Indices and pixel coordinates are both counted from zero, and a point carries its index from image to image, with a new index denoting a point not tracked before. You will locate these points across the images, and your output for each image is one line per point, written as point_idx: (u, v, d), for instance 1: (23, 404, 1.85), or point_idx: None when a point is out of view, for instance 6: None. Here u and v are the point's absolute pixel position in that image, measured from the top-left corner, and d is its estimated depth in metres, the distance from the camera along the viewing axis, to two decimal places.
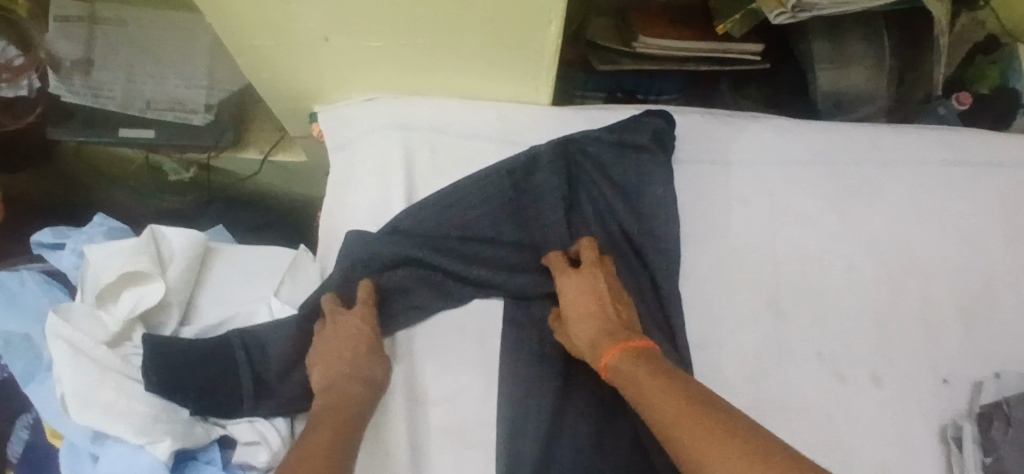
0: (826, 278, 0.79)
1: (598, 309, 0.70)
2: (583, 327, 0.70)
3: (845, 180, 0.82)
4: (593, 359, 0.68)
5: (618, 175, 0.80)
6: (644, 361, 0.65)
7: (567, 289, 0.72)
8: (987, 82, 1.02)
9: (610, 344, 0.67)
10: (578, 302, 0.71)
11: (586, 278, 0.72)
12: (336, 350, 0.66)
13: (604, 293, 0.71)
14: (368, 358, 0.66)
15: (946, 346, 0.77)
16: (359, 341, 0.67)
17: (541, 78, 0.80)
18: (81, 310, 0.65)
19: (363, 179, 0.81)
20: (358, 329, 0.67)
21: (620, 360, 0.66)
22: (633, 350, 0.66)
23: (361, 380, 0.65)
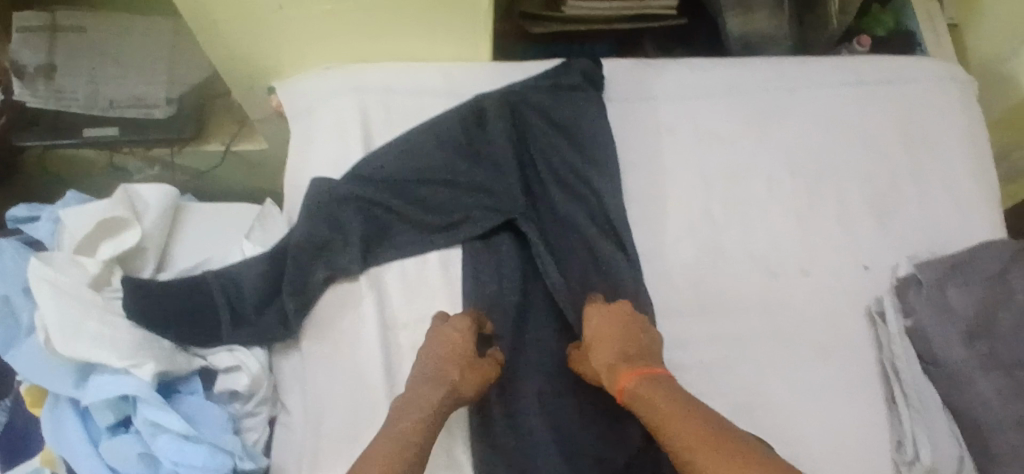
0: (753, 189, 0.86)
1: (621, 336, 0.72)
2: (605, 352, 0.72)
3: (761, 102, 0.90)
4: (612, 383, 0.71)
5: (559, 114, 0.87)
6: (661, 390, 0.68)
7: (592, 318, 0.75)
8: (883, 27, 1.16)
9: (626, 369, 0.70)
10: (602, 329, 0.73)
11: (613, 310, 0.74)
12: (429, 359, 0.70)
13: (633, 323, 0.73)
14: (453, 369, 0.69)
15: (867, 238, 0.85)
16: (455, 354, 0.70)
17: (479, 35, 0.89)
18: (61, 257, 0.69)
19: (321, 137, 0.87)
20: (460, 344, 0.71)
21: (638, 384, 0.69)
22: (653, 377, 0.69)
23: (441, 388, 0.68)
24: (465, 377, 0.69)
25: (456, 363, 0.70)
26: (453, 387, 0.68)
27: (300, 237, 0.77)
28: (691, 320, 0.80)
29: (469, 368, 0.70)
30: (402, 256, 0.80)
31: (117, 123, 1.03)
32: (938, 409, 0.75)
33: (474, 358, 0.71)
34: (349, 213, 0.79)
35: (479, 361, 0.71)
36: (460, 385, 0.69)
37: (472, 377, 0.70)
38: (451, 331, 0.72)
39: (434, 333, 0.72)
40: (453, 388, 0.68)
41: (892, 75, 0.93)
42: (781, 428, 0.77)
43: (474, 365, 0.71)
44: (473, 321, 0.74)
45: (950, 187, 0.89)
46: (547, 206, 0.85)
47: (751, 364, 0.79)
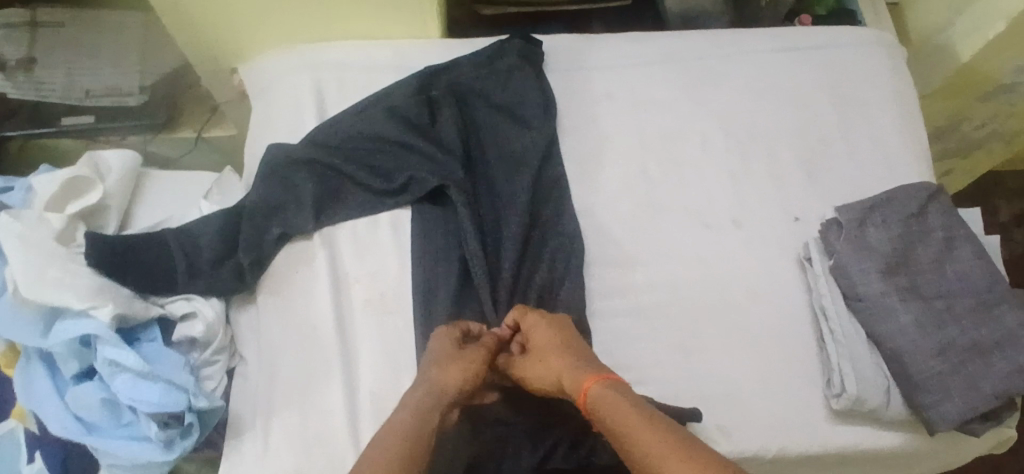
0: (687, 149, 0.93)
1: (563, 346, 0.74)
2: (558, 359, 0.72)
3: (694, 71, 0.97)
4: (573, 388, 0.70)
5: (500, 88, 0.93)
6: (621, 390, 0.67)
7: (534, 328, 0.76)
8: (824, 7, 1.20)
9: (584, 376, 0.69)
10: (547, 338, 0.75)
11: (555, 320, 0.77)
12: (424, 363, 0.73)
13: (570, 337, 0.75)
14: (444, 372, 0.71)
15: (796, 192, 0.91)
16: (438, 354, 0.73)
17: (427, 13, 0.95)
18: (29, 215, 0.73)
19: (279, 111, 0.91)
20: (445, 345, 0.74)
21: (600, 388, 0.68)
22: (611, 380, 0.69)
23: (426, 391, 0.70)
24: (446, 371, 0.71)
25: (438, 362, 0.72)
26: (436, 386, 0.70)
27: (256, 198, 0.81)
28: (627, 267, 0.86)
29: (450, 362, 0.71)
30: (353, 215, 0.84)
31: (94, 111, 1.10)
32: (863, 344, 0.78)
33: (455, 352, 0.73)
34: (303, 177, 0.84)
35: (464, 353, 0.73)
36: (440, 380, 0.70)
37: (453, 369, 0.71)
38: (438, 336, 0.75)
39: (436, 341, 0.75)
40: (435, 388, 0.70)
41: (818, 42, 1.00)
42: (712, 365, 0.82)
43: (456, 358, 0.72)
44: (456, 328, 0.76)
45: (875, 142, 0.94)
46: (492, 171, 0.89)
47: (686, 308, 0.84)
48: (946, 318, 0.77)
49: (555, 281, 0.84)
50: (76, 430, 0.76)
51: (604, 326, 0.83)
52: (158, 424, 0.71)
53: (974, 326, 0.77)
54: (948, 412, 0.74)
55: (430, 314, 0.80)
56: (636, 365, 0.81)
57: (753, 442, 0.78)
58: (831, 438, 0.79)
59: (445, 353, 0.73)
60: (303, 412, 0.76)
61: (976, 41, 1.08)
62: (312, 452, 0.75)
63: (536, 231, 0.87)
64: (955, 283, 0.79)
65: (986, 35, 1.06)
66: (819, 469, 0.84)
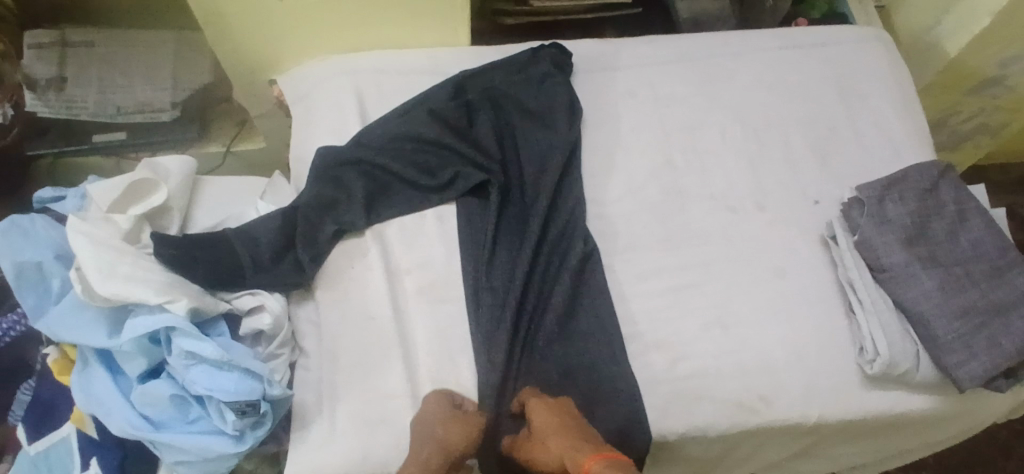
0: (706, 140, 0.98)
1: (562, 426, 0.73)
2: (561, 440, 0.71)
3: (707, 69, 1.03)
4: (574, 467, 0.67)
5: (528, 91, 0.96)
6: (622, 466, 0.65)
7: (536, 411, 0.75)
8: (818, 10, 1.29)
9: (587, 454, 0.67)
10: (549, 422, 0.73)
11: (559, 406, 0.76)
12: (421, 423, 0.74)
13: (570, 418, 0.74)
14: (448, 427, 0.72)
15: (813, 176, 0.97)
16: (436, 415, 0.74)
17: (458, 22, 1.00)
18: (95, 216, 0.76)
19: (322, 116, 0.95)
20: (441, 407, 0.75)
21: (600, 464, 0.65)
22: (611, 457, 0.66)
23: (432, 447, 0.70)
24: (446, 430, 0.72)
25: (439, 419, 0.73)
26: (438, 443, 0.71)
27: (309, 198, 0.85)
28: (660, 250, 0.90)
29: (452, 421, 0.73)
30: (401, 210, 0.87)
31: (125, 128, 1.12)
32: (889, 310, 0.84)
33: (450, 413, 0.74)
34: (353, 175, 0.87)
35: (461, 414, 0.74)
36: (443, 436, 0.71)
37: (453, 428, 0.72)
38: (430, 402, 0.76)
39: (432, 398, 0.76)
40: (439, 442, 0.71)
41: (822, 39, 1.08)
42: (750, 339, 0.85)
43: (454, 419, 0.74)
44: (447, 391, 0.77)
45: (879, 129, 1.01)
46: (524, 166, 0.92)
47: (721, 287, 0.88)
48: (965, 282, 0.83)
49: (595, 263, 0.87)
50: (143, 427, 0.76)
51: (646, 305, 0.87)
52: (235, 413, 0.71)
53: (990, 289, 0.83)
54: (976, 370, 0.80)
55: (479, 298, 0.83)
56: (681, 341, 0.85)
57: (794, 408, 0.83)
58: (864, 403, 0.84)
59: (447, 413, 0.74)
60: (365, 398, 0.78)
61: (962, 37, 1.17)
62: (377, 434, 0.77)
63: (576, 220, 0.89)
64: (967, 251, 0.86)
65: (971, 30, 1.15)
66: (851, 434, 0.89)
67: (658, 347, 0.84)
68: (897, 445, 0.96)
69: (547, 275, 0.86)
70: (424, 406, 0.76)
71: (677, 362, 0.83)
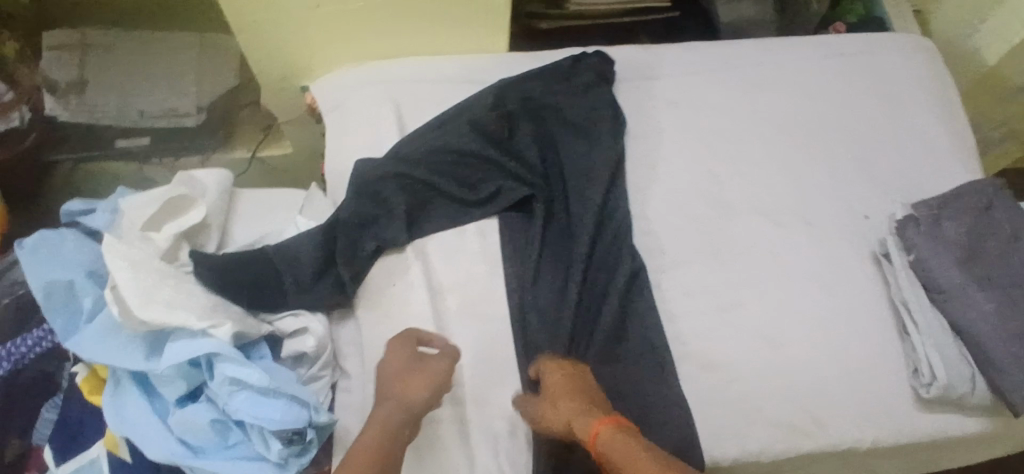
0: (747, 152, 0.95)
1: (573, 387, 0.74)
2: (569, 403, 0.73)
3: (749, 77, 1.00)
4: (582, 432, 0.71)
5: (568, 102, 0.92)
6: (631, 434, 0.70)
7: (548, 370, 0.76)
8: (854, 13, 1.25)
9: (597, 421, 0.71)
10: (559, 383, 0.75)
11: (567, 365, 0.77)
12: (387, 380, 0.72)
13: (579, 377, 0.76)
14: (408, 382, 0.71)
15: (860, 190, 0.94)
16: (396, 368, 0.73)
17: (498, 30, 0.97)
18: (132, 235, 0.73)
19: (358, 125, 0.92)
20: (403, 357, 0.74)
21: (611, 431, 0.70)
22: (619, 423, 0.71)
23: (392, 401, 0.70)
24: (406, 384, 0.71)
25: (401, 375, 0.72)
26: (399, 398, 0.70)
27: (350, 211, 0.82)
28: (705, 266, 0.87)
29: (412, 376, 0.72)
30: (442, 225, 0.85)
31: (148, 133, 1.09)
32: (944, 332, 0.82)
33: (413, 363, 0.73)
34: (393, 189, 0.84)
35: (422, 364, 0.73)
36: (405, 392, 0.71)
37: (413, 381, 0.71)
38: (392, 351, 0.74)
39: (393, 346, 0.75)
40: (401, 397, 0.70)
41: (866, 47, 1.04)
42: (802, 360, 0.83)
43: (416, 369, 0.72)
44: (407, 338, 0.75)
45: (928, 139, 0.98)
46: (568, 178, 0.88)
47: (770, 306, 0.86)
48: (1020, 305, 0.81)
49: (643, 282, 0.85)
50: (182, 454, 0.73)
51: (693, 325, 0.84)
52: (282, 441, 0.69)
53: None
54: None
55: (527, 322, 0.81)
56: (729, 364, 0.82)
57: (848, 432, 0.81)
58: (918, 426, 0.82)
59: (406, 367, 0.72)
60: None
61: (1005, 46, 1.14)
62: (422, 460, 0.75)
63: (624, 237, 0.86)
64: None
65: (1013, 39, 1.12)
66: (902, 456, 0.87)
67: (705, 368, 0.82)
68: (944, 464, 0.94)
69: (594, 295, 0.84)
70: (385, 358, 0.74)
71: (727, 384, 0.81)
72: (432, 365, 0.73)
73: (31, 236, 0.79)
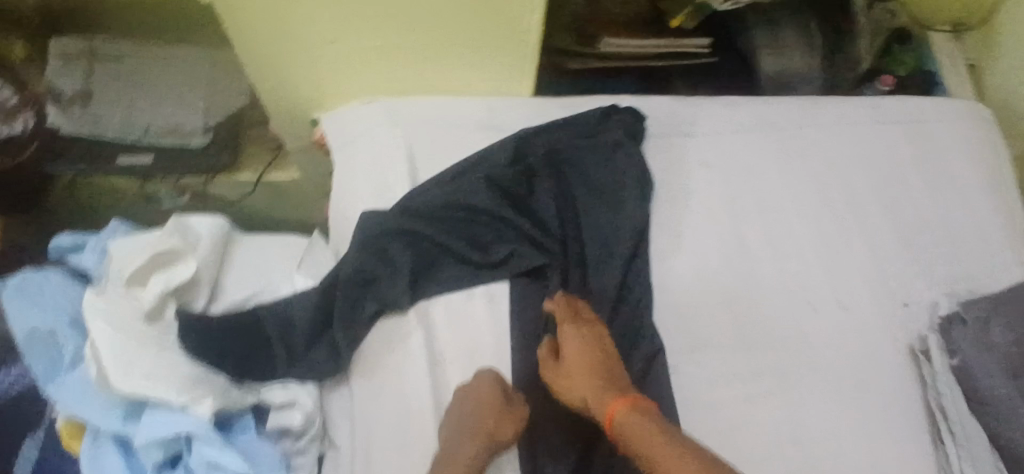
0: (784, 225, 0.87)
1: (597, 360, 0.69)
2: (590, 379, 0.68)
3: (791, 140, 0.92)
4: (599, 412, 0.67)
5: (591, 161, 0.85)
6: (655, 419, 0.65)
7: (569, 340, 0.71)
8: (904, 67, 1.12)
9: (619, 401, 0.66)
10: (581, 352, 0.69)
11: (590, 333, 0.71)
12: (469, 414, 0.69)
13: (603, 348, 0.70)
14: (499, 421, 0.68)
15: (903, 276, 0.86)
16: (488, 402, 0.69)
17: (524, 73, 0.89)
18: (115, 290, 0.70)
19: (368, 168, 0.87)
20: (495, 395, 0.70)
21: (628, 414, 0.65)
22: (640, 404, 0.66)
23: (477, 439, 0.67)
24: (499, 426, 0.68)
25: (488, 412, 0.68)
26: (488, 437, 0.68)
27: (351, 269, 0.76)
28: (729, 350, 0.79)
29: (502, 417, 0.69)
30: (448, 290, 0.78)
31: (152, 150, 1.03)
32: (984, 447, 0.75)
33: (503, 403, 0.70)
34: (400, 245, 0.78)
35: (509, 404, 0.70)
36: (494, 433, 0.68)
37: (505, 422, 0.69)
38: (484, 382, 0.71)
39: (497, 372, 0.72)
40: (486, 437, 0.67)
41: (919, 113, 0.97)
42: (828, 462, 0.75)
43: (505, 410, 0.69)
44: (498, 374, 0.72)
45: (978, 223, 0.91)
46: (586, 248, 0.81)
47: (797, 399, 0.78)
48: None
49: (659, 366, 0.76)
50: None
51: (713, 416, 0.76)
52: None
53: None
54: None
55: (533, 406, 0.74)
56: (752, 458, 0.74)
57: None
58: None
59: (497, 400, 0.70)
60: None
61: None
62: None
63: (643, 314, 0.78)
64: None
65: None
66: None
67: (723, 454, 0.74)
68: None
69: None
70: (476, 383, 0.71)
71: None
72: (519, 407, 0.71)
73: (17, 278, 0.76)
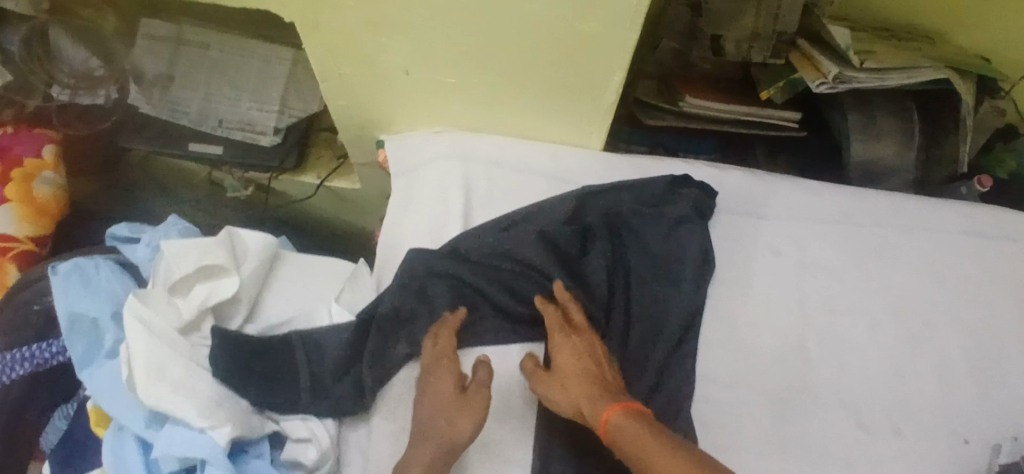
0: (847, 332, 0.80)
1: (588, 369, 0.68)
2: (581, 386, 0.66)
3: (870, 239, 0.85)
4: (592, 417, 0.64)
5: (650, 235, 0.81)
6: (645, 418, 0.62)
7: (560, 350, 0.69)
8: (1005, 168, 1.04)
9: (609, 403, 0.64)
10: (572, 364, 0.68)
11: (581, 341, 0.70)
12: (429, 412, 0.67)
13: (595, 359, 0.69)
14: (445, 417, 0.65)
15: (969, 410, 0.78)
16: (442, 397, 0.67)
17: (596, 129, 0.85)
18: (157, 296, 0.70)
19: (424, 202, 0.85)
20: (441, 388, 0.67)
21: (620, 416, 0.62)
22: (632, 407, 0.63)
23: (429, 441, 0.65)
24: (449, 419, 0.65)
25: (437, 409, 0.66)
26: (440, 435, 0.65)
27: (389, 304, 0.74)
28: (765, 461, 0.73)
29: (449, 410, 0.66)
30: (481, 344, 0.77)
31: (223, 142, 1.07)
32: None
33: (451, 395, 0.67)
34: (440, 291, 0.76)
35: (463, 394, 0.67)
36: (450, 428, 0.65)
37: (461, 414, 0.65)
38: (443, 373, 0.68)
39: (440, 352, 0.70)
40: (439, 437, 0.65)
41: (1015, 230, 0.89)
42: None
43: (455, 400, 0.66)
44: (448, 355, 0.70)
45: None
46: (632, 334, 0.76)
47: None
48: None
49: None
50: None
51: None
52: None
53: None
54: None
55: None
56: None
57: None
58: None
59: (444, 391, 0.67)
60: None
61: None
62: None
63: (679, 407, 0.73)
64: None
65: None
66: None
67: None
68: None
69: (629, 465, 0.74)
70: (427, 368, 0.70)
71: None
72: (476, 391, 0.67)
73: (67, 261, 0.77)
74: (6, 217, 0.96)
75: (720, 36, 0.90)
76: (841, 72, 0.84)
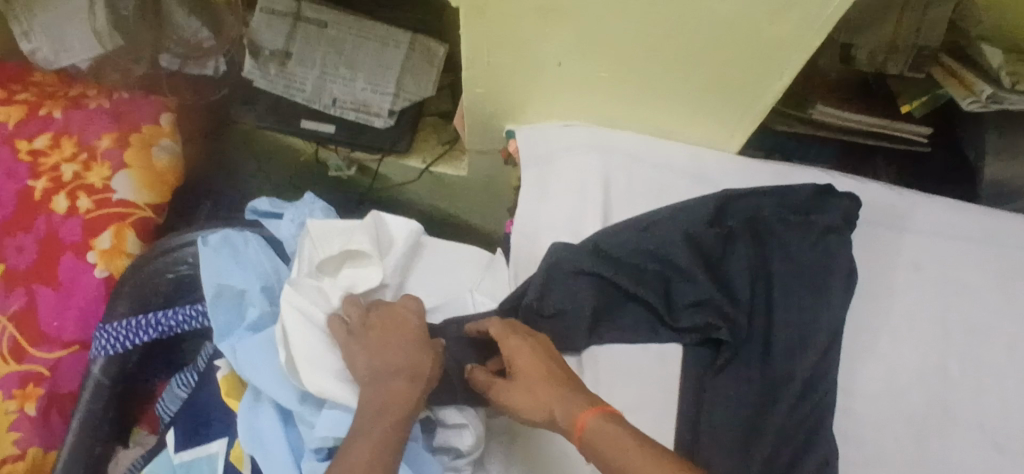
0: (986, 355, 0.80)
1: (544, 368, 0.63)
2: (548, 390, 0.61)
3: (1009, 265, 0.85)
4: (567, 422, 0.58)
5: (793, 247, 0.80)
6: (621, 419, 0.56)
7: (518, 353, 0.65)
8: None
9: (583, 406, 0.58)
10: (532, 365, 0.63)
11: (531, 342, 0.66)
12: (393, 348, 0.64)
13: (553, 358, 0.64)
14: (404, 355, 0.64)
15: None
16: (397, 342, 0.65)
17: (737, 129, 0.86)
18: (308, 283, 0.71)
19: (561, 192, 0.86)
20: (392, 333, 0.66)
21: (596, 419, 0.56)
22: (608, 409, 0.57)
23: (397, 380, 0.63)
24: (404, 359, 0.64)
25: (388, 355, 0.64)
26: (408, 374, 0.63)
27: (538, 285, 0.75)
28: None
29: (401, 350, 0.64)
30: (624, 338, 0.78)
31: (336, 121, 1.06)
32: None
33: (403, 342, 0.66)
34: (586, 288, 0.76)
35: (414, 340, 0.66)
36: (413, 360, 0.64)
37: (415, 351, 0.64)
38: (394, 314, 0.68)
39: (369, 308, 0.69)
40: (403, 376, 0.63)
41: None
42: None
43: (408, 344, 0.65)
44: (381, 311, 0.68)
45: None
46: (777, 335, 0.77)
47: None
48: None
49: None
50: None
51: None
52: None
53: None
54: None
55: None
56: None
57: None
58: None
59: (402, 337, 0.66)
60: None
61: None
62: None
63: (825, 419, 0.73)
64: None
65: None
66: None
67: None
68: None
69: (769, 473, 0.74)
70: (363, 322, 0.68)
71: None
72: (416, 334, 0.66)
73: (216, 233, 0.79)
74: (125, 184, 0.95)
75: (852, 45, 0.89)
76: (994, 92, 0.85)
